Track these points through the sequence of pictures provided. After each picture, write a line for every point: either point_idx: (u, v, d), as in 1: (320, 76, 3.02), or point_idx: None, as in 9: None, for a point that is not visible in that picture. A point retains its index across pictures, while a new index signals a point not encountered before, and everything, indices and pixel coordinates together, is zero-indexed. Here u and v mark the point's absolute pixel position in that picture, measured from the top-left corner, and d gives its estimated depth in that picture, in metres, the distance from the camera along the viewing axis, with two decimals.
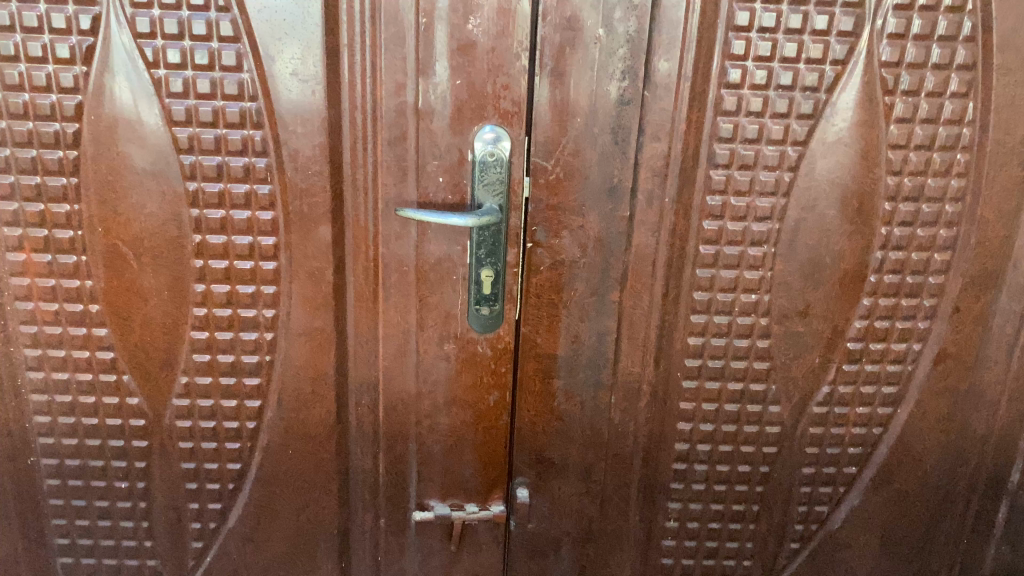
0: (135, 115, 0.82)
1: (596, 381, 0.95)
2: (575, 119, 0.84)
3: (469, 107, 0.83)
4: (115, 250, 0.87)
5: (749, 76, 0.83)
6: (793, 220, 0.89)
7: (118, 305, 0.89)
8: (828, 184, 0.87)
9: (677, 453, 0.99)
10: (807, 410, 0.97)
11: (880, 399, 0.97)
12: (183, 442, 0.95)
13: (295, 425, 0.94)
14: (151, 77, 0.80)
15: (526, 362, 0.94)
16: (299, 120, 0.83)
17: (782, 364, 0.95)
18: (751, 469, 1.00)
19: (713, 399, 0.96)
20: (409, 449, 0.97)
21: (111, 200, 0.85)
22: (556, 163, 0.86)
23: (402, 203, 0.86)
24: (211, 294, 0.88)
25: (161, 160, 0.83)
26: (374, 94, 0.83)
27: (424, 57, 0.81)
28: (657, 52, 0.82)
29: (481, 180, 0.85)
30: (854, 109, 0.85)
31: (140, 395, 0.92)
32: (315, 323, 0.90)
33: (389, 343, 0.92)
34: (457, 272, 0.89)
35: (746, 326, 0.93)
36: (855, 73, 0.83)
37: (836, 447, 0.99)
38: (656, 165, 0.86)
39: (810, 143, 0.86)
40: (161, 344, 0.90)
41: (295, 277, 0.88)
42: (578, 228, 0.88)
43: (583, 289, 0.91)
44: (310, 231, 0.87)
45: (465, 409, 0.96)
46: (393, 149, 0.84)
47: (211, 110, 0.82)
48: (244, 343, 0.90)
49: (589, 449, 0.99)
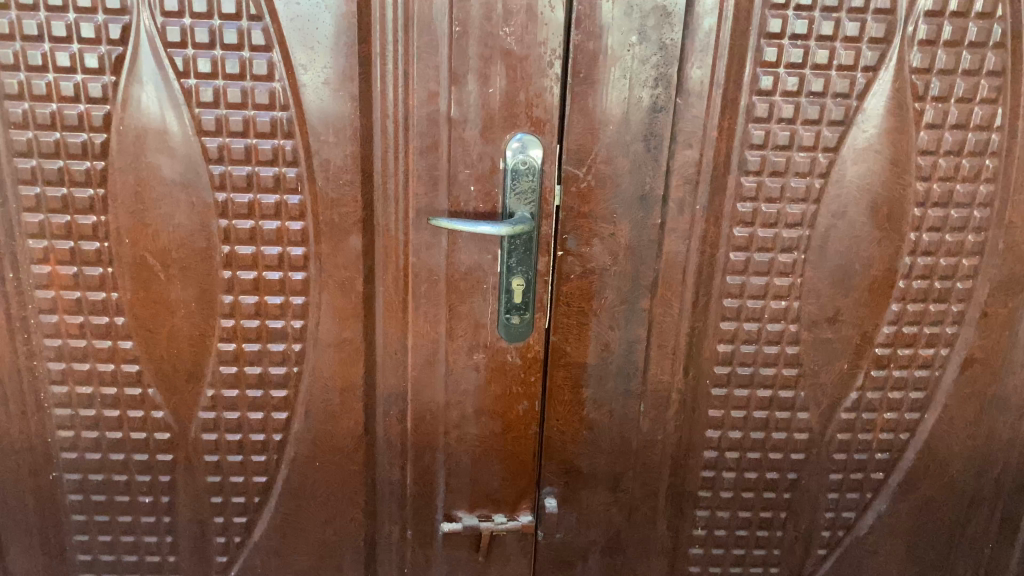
0: (164, 126, 0.81)
1: (626, 389, 0.95)
2: (607, 127, 0.84)
3: (501, 116, 0.83)
4: (142, 262, 0.86)
5: (781, 83, 0.83)
6: (823, 227, 0.89)
7: (144, 317, 0.87)
8: (858, 190, 0.88)
9: (705, 460, 0.99)
10: (835, 416, 0.97)
11: (907, 404, 0.97)
12: (208, 456, 0.93)
13: (322, 436, 0.94)
14: (181, 86, 0.79)
15: (555, 372, 0.94)
16: (331, 129, 0.82)
17: (811, 370, 0.95)
18: (778, 477, 1.00)
19: (742, 406, 0.96)
20: (437, 460, 0.96)
21: (138, 211, 0.84)
22: (588, 171, 0.86)
23: (433, 212, 0.86)
24: (239, 305, 0.87)
25: (191, 170, 0.83)
26: (406, 103, 0.82)
27: (457, 66, 0.81)
28: (690, 60, 0.82)
29: (513, 188, 0.84)
30: (884, 115, 0.85)
31: (165, 408, 0.91)
32: (345, 334, 0.90)
33: (418, 353, 0.91)
34: (487, 281, 0.88)
35: (776, 332, 0.93)
36: (886, 79, 0.83)
37: (863, 453, 0.99)
38: (688, 172, 0.86)
39: (841, 150, 0.86)
40: (187, 357, 0.89)
41: (325, 287, 0.87)
42: (609, 236, 0.88)
43: (613, 297, 0.91)
44: (341, 241, 0.86)
45: (494, 419, 0.95)
46: (425, 158, 0.84)
47: (241, 120, 0.81)
48: (272, 354, 0.89)
49: (618, 458, 0.98)
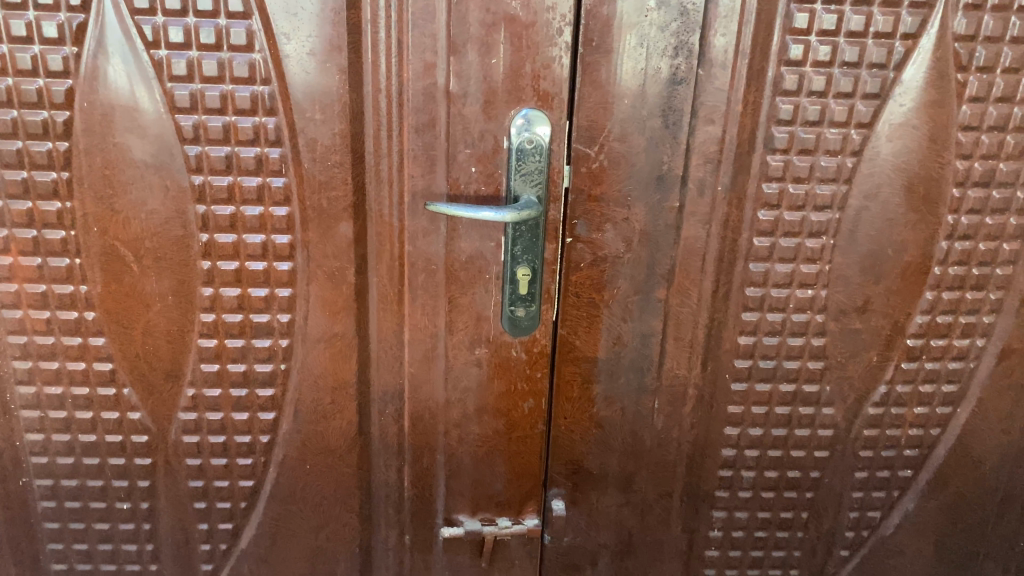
0: (133, 102, 0.73)
1: (639, 384, 0.89)
2: (621, 102, 0.77)
3: (505, 89, 0.75)
4: (113, 252, 0.78)
5: (812, 52, 0.75)
6: (854, 210, 0.82)
7: (116, 312, 0.80)
8: (893, 170, 0.80)
9: (723, 459, 0.92)
10: (862, 411, 0.91)
11: (939, 398, 0.91)
12: (190, 459, 0.87)
13: (313, 438, 0.87)
14: (151, 58, 0.72)
15: (563, 367, 0.87)
16: (317, 106, 0.75)
17: (837, 363, 0.88)
18: (800, 475, 0.94)
19: (763, 402, 0.90)
20: (436, 462, 0.90)
21: (107, 196, 0.76)
22: (600, 150, 0.79)
23: (430, 195, 0.79)
24: (220, 298, 0.80)
25: (164, 151, 0.75)
26: (400, 76, 0.74)
27: (456, 35, 0.73)
28: (713, 27, 0.74)
29: (518, 169, 0.77)
30: (924, 88, 0.77)
31: (143, 409, 0.84)
32: (335, 329, 0.82)
33: (416, 348, 0.84)
34: (490, 270, 0.82)
35: (802, 323, 0.86)
36: (926, 48, 0.76)
37: (891, 449, 0.93)
38: (709, 150, 0.79)
39: (875, 126, 0.78)
40: (165, 353, 0.82)
41: (314, 279, 0.80)
42: (622, 221, 0.81)
43: (627, 287, 0.84)
44: (330, 228, 0.79)
45: (497, 418, 0.88)
46: (421, 137, 0.76)
47: (219, 95, 0.73)
48: (257, 351, 0.82)
49: (630, 458, 0.92)
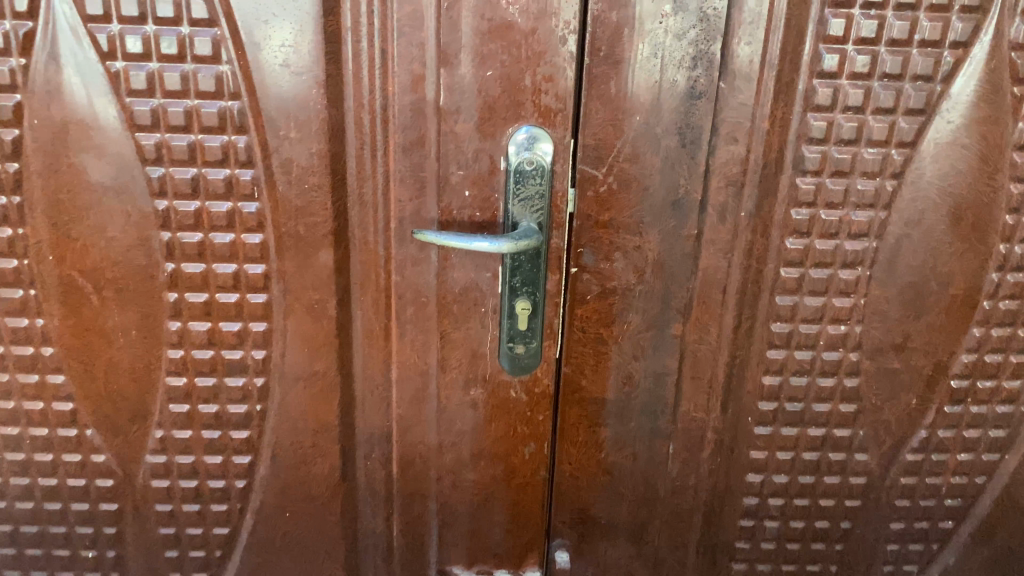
0: (88, 118, 0.66)
1: (652, 427, 0.80)
2: (633, 118, 0.69)
3: (502, 105, 0.67)
4: (70, 283, 0.71)
5: (848, 63, 0.67)
6: (895, 238, 0.73)
7: (76, 347, 0.73)
8: (939, 194, 0.72)
9: (744, 508, 0.84)
10: (899, 458, 0.82)
11: (985, 444, 0.82)
12: (160, 505, 0.79)
13: (293, 483, 0.79)
14: (106, 70, 0.65)
15: (568, 408, 0.79)
16: (292, 122, 0.67)
17: (872, 406, 0.80)
18: (830, 526, 0.85)
19: (790, 447, 0.81)
20: (429, 510, 0.82)
21: (62, 222, 0.69)
22: (609, 171, 0.70)
23: (419, 222, 0.71)
24: (189, 333, 0.73)
25: (124, 173, 0.68)
26: (385, 89, 0.67)
27: (447, 43, 0.65)
28: (737, 34, 0.66)
29: (516, 193, 0.69)
30: (975, 103, 0.68)
31: (108, 451, 0.77)
32: (316, 367, 0.75)
33: (405, 386, 0.76)
34: (486, 303, 0.74)
35: (834, 362, 0.77)
36: (978, 57, 0.67)
37: (931, 499, 0.84)
38: (732, 172, 0.71)
39: (919, 145, 0.70)
40: (130, 391, 0.75)
41: (291, 312, 0.73)
42: (633, 249, 0.73)
43: (638, 322, 0.76)
44: (309, 257, 0.71)
45: (495, 463, 0.80)
46: (409, 157, 0.69)
47: (183, 111, 0.66)
48: (230, 390, 0.75)
49: (641, 507, 0.84)
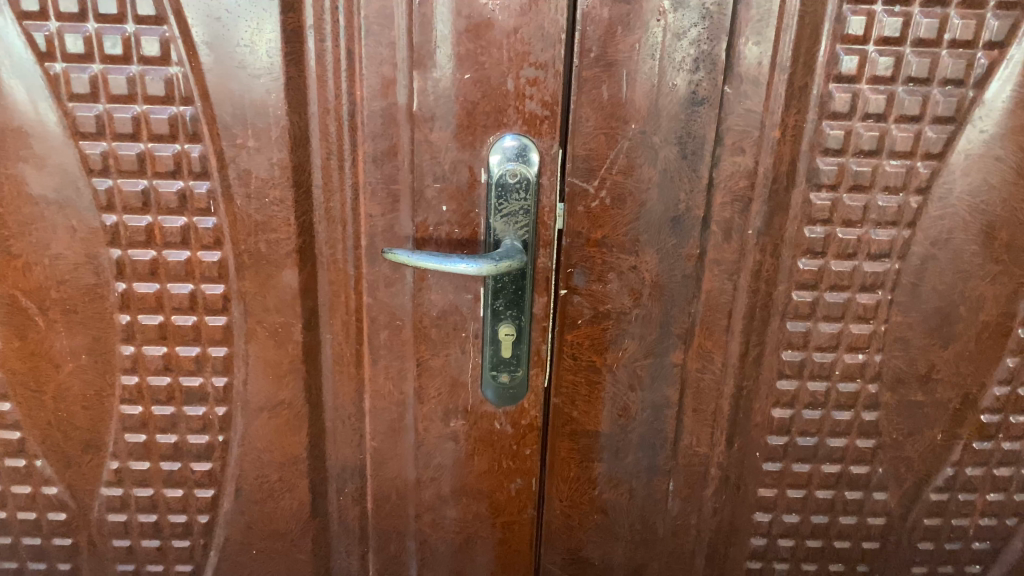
0: (26, 125, 0.60)
1: (650, 463, 0.74)
2: (628, 126, 0.62)
3: (482, 111, 0.61)
4: (13, 303, 0.65)
5: (869, 65, 0.60)
6: (920, 260, 0.66)
7: (23, 372, 0.68)
8: (969, 211, 0.64)
9: (750, 549, 0.77)
10: (922, 498, 0.75)
11: (1017, 483, 0.75)
12: (117, 540, 0.74)
13: (260, 519, 0.73)
14: (45, 73, 0.59)
15: (558, 441, 0.73)
16: (250, 130, 0.61)
17: (892, 442, 0.72)
18: (845, 569, 0.78)
19: (801, 485, 0.74)
20: (407, 548, 0.76)
21: (3, 238, 0.63)
22: (601, 185, 0.64)
23: (393, 239, 0.65)
24: (143, 358, 0.67)
25: (68, 184, 0.62)
26: (353, 94, 0.60)
27: (420, 44, 0.59)
28: (744, 33, 0.59)
29: (498, 208, 0.62)
30: (1012, 110, 0.61)
31: (59, 483, 0.71)
32: (282, 396, 0.69)
33: (380, 416, 0.70)
34: (466, 328, 0.67)
35: (851, 394, 0.70)
36: (1016, 59, 0.60)
37: (956, 542, 0.77)
38: (737, 186, 0.64)
39: (948, 157, 0.62)
40: (81, 420, 0.69)
41: (254, 337, 0.67)
42: (629, 269, 0.66)
43: (635, 348, 0.69)
44: (271, 277, 0.65)
45: (479, 500, 0.74)
46: (380, 168, 0.62)
47: (130, 118, 0.60)
48: (189, 419, 0.69)
49: (639, 546, 0.77)
